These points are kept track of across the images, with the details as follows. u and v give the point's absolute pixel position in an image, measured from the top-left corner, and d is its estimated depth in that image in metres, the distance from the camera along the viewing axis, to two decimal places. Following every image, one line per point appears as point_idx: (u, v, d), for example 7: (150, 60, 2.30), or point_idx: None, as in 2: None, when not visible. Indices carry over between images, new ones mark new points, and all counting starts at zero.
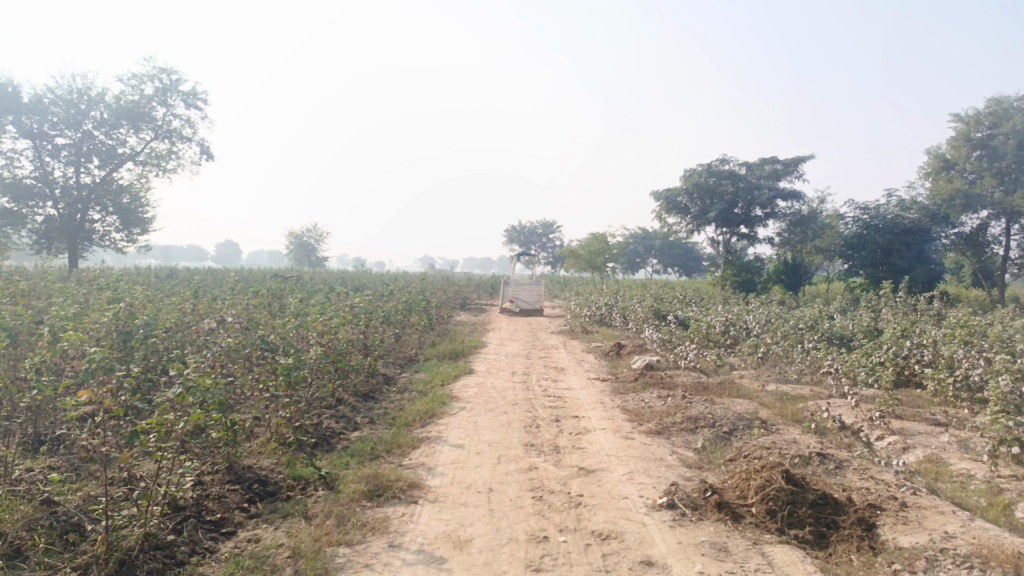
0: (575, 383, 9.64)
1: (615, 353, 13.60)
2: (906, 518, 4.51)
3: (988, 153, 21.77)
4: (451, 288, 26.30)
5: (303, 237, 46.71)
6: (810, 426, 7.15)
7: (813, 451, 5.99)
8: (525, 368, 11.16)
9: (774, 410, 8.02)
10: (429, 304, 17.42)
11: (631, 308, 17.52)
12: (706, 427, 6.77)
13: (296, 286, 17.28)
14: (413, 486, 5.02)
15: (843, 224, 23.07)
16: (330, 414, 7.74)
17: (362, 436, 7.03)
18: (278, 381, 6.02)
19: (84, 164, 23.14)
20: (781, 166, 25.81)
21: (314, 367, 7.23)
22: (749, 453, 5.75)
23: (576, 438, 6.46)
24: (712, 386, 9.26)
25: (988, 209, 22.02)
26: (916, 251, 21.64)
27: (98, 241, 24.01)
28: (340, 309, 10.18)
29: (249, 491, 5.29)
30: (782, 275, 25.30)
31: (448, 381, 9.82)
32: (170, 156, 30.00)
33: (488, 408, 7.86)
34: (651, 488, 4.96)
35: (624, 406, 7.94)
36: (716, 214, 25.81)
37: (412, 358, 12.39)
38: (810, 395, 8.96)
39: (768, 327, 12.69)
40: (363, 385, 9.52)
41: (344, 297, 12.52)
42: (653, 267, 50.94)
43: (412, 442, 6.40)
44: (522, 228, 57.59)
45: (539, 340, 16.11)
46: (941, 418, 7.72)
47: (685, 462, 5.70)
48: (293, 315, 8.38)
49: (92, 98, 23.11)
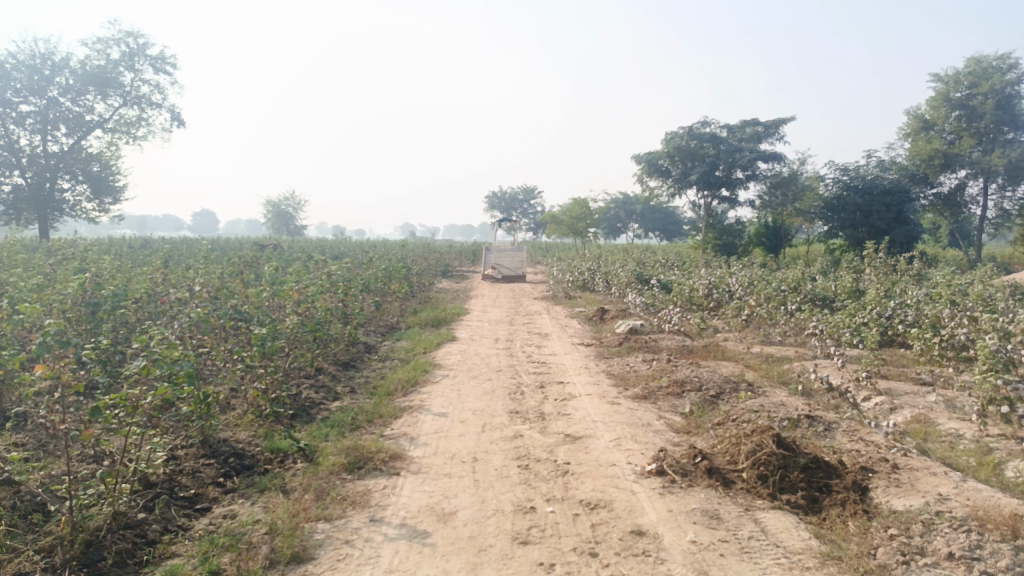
0: (559, 349, 9.50)
1: (598, 319, 13.47)
2: (898, 481, 4.43)
3: (967, 113, 21.72)
4: (432, 255, 26.01)
5: (281, 205, 45.94)
6: (797, 388, 7.07)
7: (802, 413, 5.90)
8: (508, 334, 11.00)
9: (760, 372, 7.94)
10: (410, 271, 17.16)
11: (613, 273, 17.38)
12: (692, 391, 6.67)
13: (274, 255, 16.93)
14: (395, 458, 4.87)
15: (823, 186, 22.97)
16: (309, 384, 7.54)
17: (342, 406, 6.85)
18: (251, 350, 5.80)
19: (51, 132, 22.38)
20: (762, 129, 25.63)
21: (290, 336, 7.01)
22: (737, 417, 5.65)
23: (562, 404, 6.33)
24: (697, 350, 9.17)
25: (966, 169, 22.01)
26: (895, 212, 21.64)
27: (68, 211, 23.35)
28: (317, 277, 9.92)
29: (224, 466, 5.11)
30: (762, 238, 25.29)
31: (430, 349, 9.64)
32: (140, 123, 29.14)
33: (471, 375, 7.70)
34: (640, 454, 4.84)
35: (609, 371, 7.82)
36: (697, 177, 25.62)
37: (393, 326, 12.18)
38: (795, 357, 8.90)
39: (751, 289, 12.61)
40: (343, 354, 9.32)
41: (322, 265, 12.24)
42: (634, 232, 50.87)
43: (394, 412, 6.23)
44: (503, 194, 57.16)
45: (522, 306, 15.96)
46: (926, 378, 7.69)
47: (673, 427, 5.59)
48: (268, 284, 8.12)
49: (56, 62, 22.24)
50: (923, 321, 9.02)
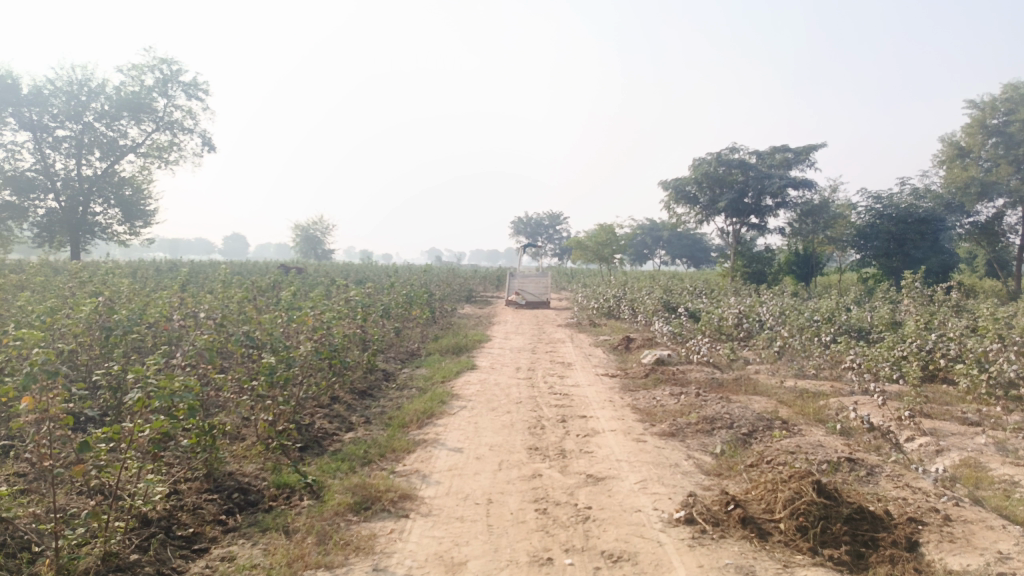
0: (583, 379, 9.17)
1: (624, 348, 13.11)
2: (952, 535, 4.04)
3: (1004, 140, 21.11)
4: (457, 280, 25.85)
5: (310, 229, 46.34)
6: (835, 427, 6.67)
7: (842, 455, 5.52)
8: (530, 363, 10.69)
9: (794, 409, 7.55)
10: (432, 297, 17.00)
11: (639, 300, 17.02)
12: (723, 429, 6.31)
13: (297, 280, 16.88)
14: (405, 498, 4.59)
15: (855, 214, 22.43)
16: (323, 415, 7.32)
17: (356, 438, 6.60)
18: (259, 382, 5.58)
19: (85, 156, 22.77)
20: (792, 155, 25.19)
21: (304, 364, 6.82)
22: (772, 459, 5.28)
23: (584, 440, 6.01)
24: (727, 383, 8.77)
25: (1004, 197, 21.33)
26: (930, 241, 21.02)
27: (100, 234, 23.65)
28: (335, 303, 9.74)
29: (228, 502, 4.87)
30: (793, 266, 24.76)
31: (449, 378, 9.37)
32: (172, 148, 29.62)
33: (490, 407, 7.41)
34: (668, 500, 4.50)
35: (635, 405, 7.47)
36: (725, 204, 25.26)
37: (414, 353, 11.95)
38: (831, 393, 8.48)
39: (782, 319, 12.17)
40: (361, 382, 9.10)
41: (344, 289, 12.10)
42: (661, 258, 50.36)
43: (408, 446, 5.95)
44: (529, 220, 57.16)
45: (546, 333, 15.65)
46: (973, 417, 7.22)
47: (702, 468, 5.24)
48: (283, 310, 7.95)
49: (93, 89, 22.68)
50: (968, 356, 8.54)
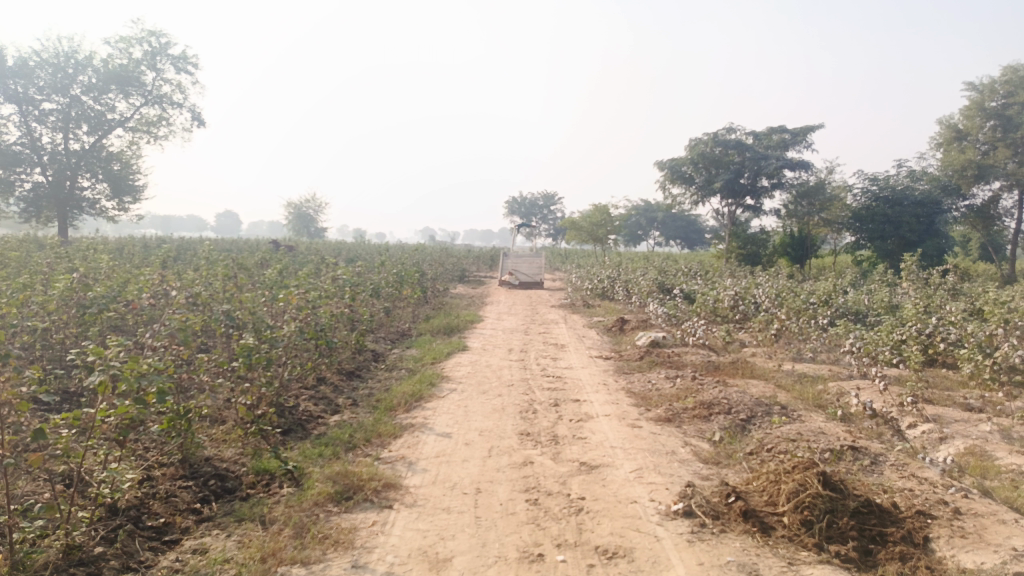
0: (576, 362, 8.95)
1: (618, 330, 12.90)
2: (963, 530, 3.84)
3: (1002, 122, 20.85)
4: (449, 260, 25.58)
5: (302, 207, 45.90)
6: (835, 413, 6.48)
7: (844, 443, 5.32)
8: (523, 345, 10.47)
9: (793, 394, 7.35)
10: (424, 276, 16.74)
11: (634, 281, 16.79)
12: (721, 415, 6.10)
13: (287, 258, 16.56)
14: (389, 487, 4.37)
15: (851, 196, 22.21)
16: (308, 397, 7.10)
17: (341, 422, 6.40)
18: (238, 363, 5.39)
19: (73, 130, 22.29)
20: (790, 136, 24.87)
21: (288, 343, 6.61)
22: (773, 447, 5.08)
23: (577, 426, 5.79)
24: (724, 367, 8.57)
25: (1001, 180, 21.11)
26: (925, 224, 20.84)
27: (88, 210, 23.21)
28: (322, 282, 9.49)
29: (203, 489, 4.65)
30: (788, 248, 24.54)
31: (439, 359, 9.14)
32: (161, 123, 29.08)
33: (481, 390, 7.18)
34: (664, 490, 4.29)
35: (630, 389, 7.26)
36: (721, 184, 24.95)
37: (404, 334, 11.70)
38: (830, 377, 8.28)
39: (779, 302, 11.97)
40: (348, 362, 8.86)
41: (333, 268, 11.82)
42: (655, 240, 50.09)
43: (394, 431, 5.73)
44: (523, 200, 56.77)
45: (539, 314, 15.42)
46: (974, 403, 7.04)
47: (700, 456, 5.03)
48: (268, 288, 7.73)
49: (80, 61, 22.15)
50: (970, 340, 8.34)
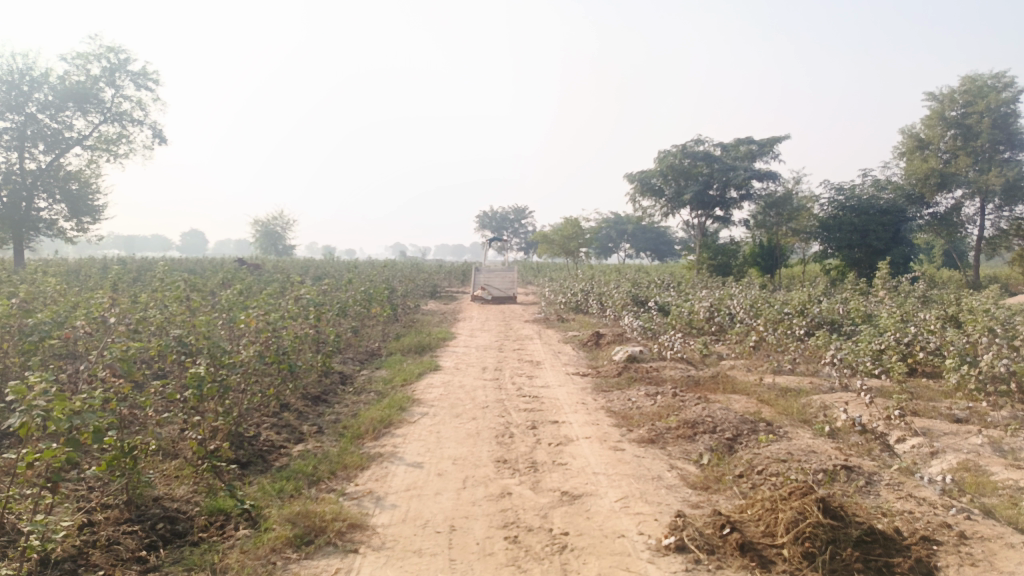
0: (553, 380, 8.65)
1: (593, 345, 12.62)
2: (973, 557, 3.60)
3: (963, 131, 21.19)
4: (420, 276, 25.18)
5: (270, 224, 45.16)
6: (822, 428, 6.26)
7: (837, 462, 5.07)
8: (497, 363, 10.14)
9: (777, 409, 7.11)
10: (394, 293, 16.34)
11: (607, 295, 16.57)
12: (706, 434, 5.84)
13: (251, 278, 16.04)
14: (355, 528, 4.00)
15: (818, 206, 22.36)
16: (269, 425, 6.70)
17: (305, 452, 6.02)
18: (187, 393, 5.06)
19: (29, 149, 21.53)
20: (757, 147, 24.99)
21: (246, 369, 6.27)
22: (764, 469, 4.82)
23: (556, 450, 5.47)
24: (704, 381, 8.32)
25: (962, 188, 21.36)
26: (892, 232, 21.02)
27: (44, 231, 22.39)
28: (286, 302, 9.08)
29: (150, 534, 4.23)
30: (758, 258, 24.56)
31: (410, 380, 8.75)
32: (121, 141, 28.33)
33: (454, 413, 6.83)
34: (653, 522, 3.99)
35: (609, 408, 6.97)
36: (691, 196, 24.98)
37: (374, 354, 11.29)
38: (812, 390, 8.09)
39: (754, 313, 11.80)
40: (314, 387, 8.45)
41: (297, 287, 11.40)
42: (626, 252, 50.21)
43: (362, 462, 5.35)
44: (493, 214, 56.59)
45: (512, 330, 15.11)
46: (960, 414, 6.88)
47: (687, 481, 4.75)
48: (225, 310, 7.35)
49: (35, 78, 21.44)
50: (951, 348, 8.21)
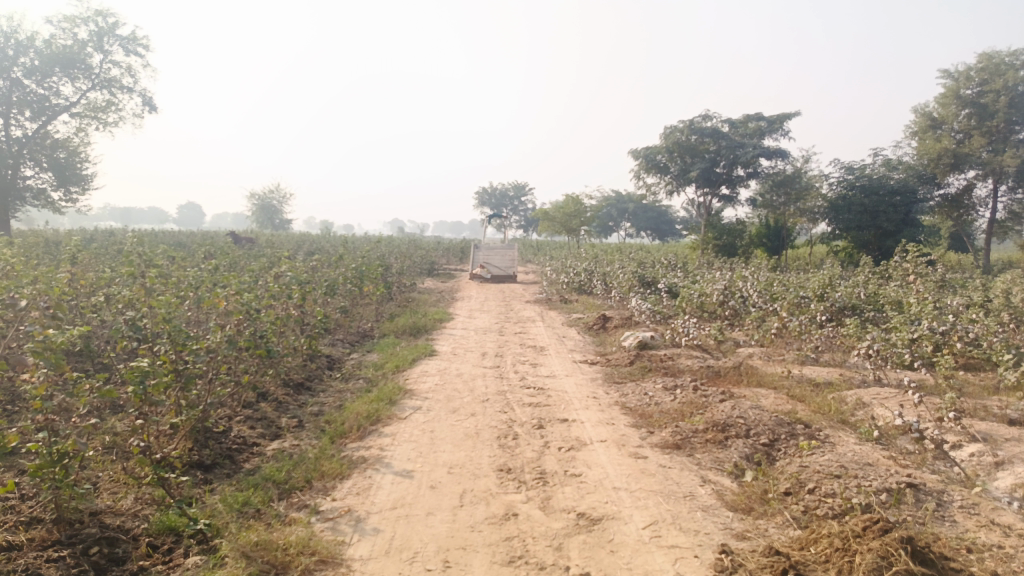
0: (559, 369, 7.88)
1: (600, 329, 11.89)
2: None
3: (978, 111, 20.20)
4: (417, 252, 24.39)
5: (267, 198, 44.27)
6: (868, 432, 5.52)
7: (900, 478, 4.32)
8: (498, 348, 9.38)
9: (810, 408, 6.37)
10: (389, 271, 15.55)
11: (613, 275, 15.78)
12: (740, 438, 5.10)
13: (240, 252, 15.19)
14: (327, 565, 3.26)
15: (826, 185, 21.47)
16: (242, 419, 5.96)
17: (280, 453, 5.30)
18: (128, 391, 4.23)
19: (14, 116, 20.54)
20: (766, 124, 24.00)
21: (214, 356, 5.54)
22: (816, 489, 4.08)
23: (568, 457, 4.73)
24: (726, 373, 7.57)
25: (975, 169, 20.45)
26: (902, 213, 20.07)
27: (31, 201, 21.46)
28: (267, 279, 8.28)
29: (81, 562, 3.47)
30: (763, 239, 23.63)
31: (403, 367, 7.97)
32: (110, 109, 27.28)
33: (450, 408, 6.06)
34: (694, 560, 3.25)
35: (625, 404, 6.22)
36: (697, 173, 24.09)
37: (365, 335, 10.54)
38: (843, 385, 7.34)
39: (770, 297, 11.01)
40: (298, 372, 7.71)
41: (283, 262, 10.62)
42: (626, 231, 49.42)
43: (342, 469, 4.59)
44: (493, 191, 55.66)
45: (513, 311, 14.33)
46: (1016, 415, 6.13)
47: (726, 503, 4.01)
48: (193, 287, 6.58)
49: (20, 41, 20.36)
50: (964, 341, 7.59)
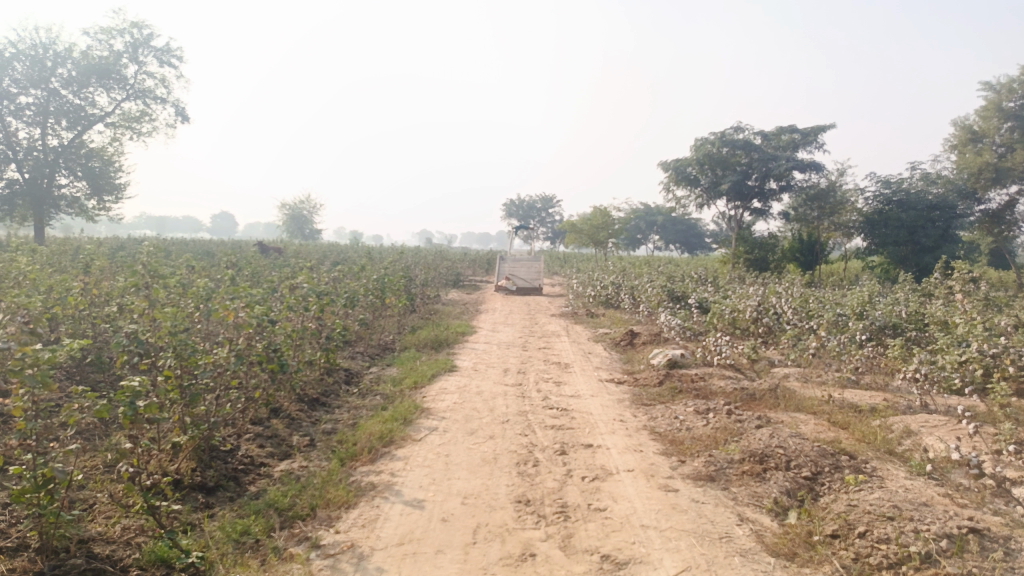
0: (584, 388, 7.52)
1: (627, 345, 11.49)
2: None
3: (1022, 124, 19.53)
4: (443, 263, 24.19)
5: (297, 208, 44.56)
6: (920, 466, 5.07)
7: (961, 522, 3.89)
8: (521, 364, 9.04)
9: (854, 437, 5.93)
10: (412, 282, 15.31)
11: (640, 289, 15.36)
12: (778, 471, 4.70)
13: (264, 262, 15.06)
14: None
15: (862, 199, 20.83)
16: (250, 437, 5.71)
17: (287, 476, 5.01)
18: (117, 412, 3.86)
19: (51, 125, 20.81)
20: (799, 136, 23.44)
21: (221, 372, 5.31)
22: (868, 533, 3.68)
23: (593, 488, 4.38)
24: (761, 396, 7.13)
25: (1018, 184, 19.67)
26: (941, 228, 19.53)
27: (65, 209, 21.69)
28: (283, 291, 8.04)
29: None
30: (796, 253, 22.98)
31: (422, 384, 7.67)
32: (144, 119, 27.62)
33: (468, 429, 5.74)
34: None
35: (654, 429, 5.84)
36: (728, 186, 23.57)
37: (386, 349, 10.28)
38: (888, 411, 6.87)
39: (806, 314, 10.52)
40: (314, 387, 7.45)
41: (304, 273, 10.40)
42: (655, 244, 48.84)
43: (349, 496, 4.30)
44: (520, 203, 55.47)
45: (538, 325, 14.00)
46: None
47: (766, 547, 3.63)
48: (201, 298, 6.40)
49: (58, 53, 20.67)
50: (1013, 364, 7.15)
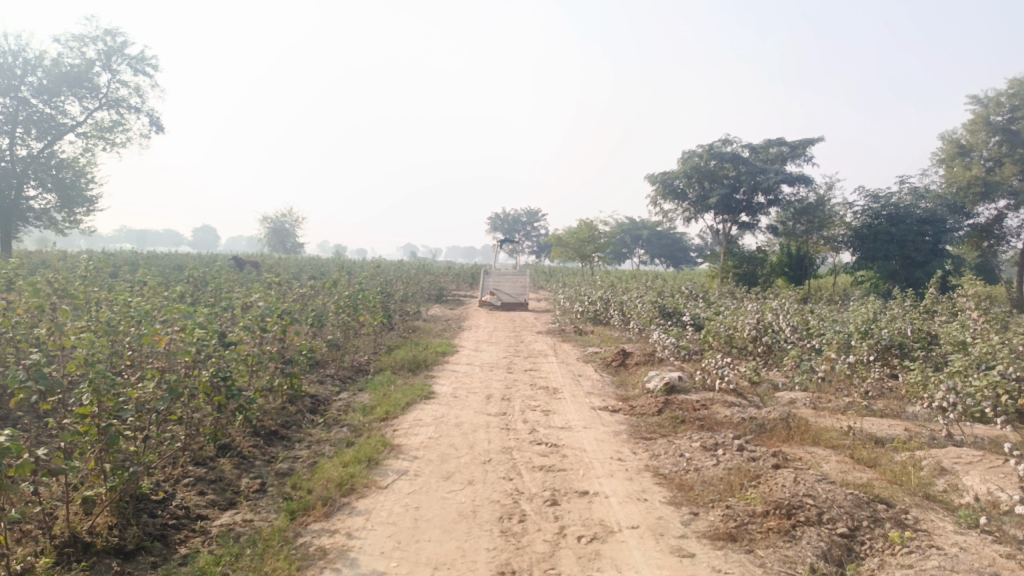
0: (575, 418, 6.76)
1: (618, 367, 10.75)
2: None
3: (1009, 138, 18.96)
4: (426, 278, 23.35)
5: (279, 221, 43.58)
6: (969, 517, 4.34)
7: None
8: (505, 390, 8.25)
9: (883, 477, 5.20)
10: (390, 298, 14.47)
11: (630, 305, 14.65)
12: (811, 528, 3.94)
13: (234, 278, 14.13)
14: None
15: (850, 213, 20.32)
16: (190, 482, 4.88)
17: (226, 533, 4.18)
18: None
19: (20, 135, 19.84)
20: (788, 149, 22.95)
21: (150, 408, 4.48)
22: None
23: (593, 553, 3.62)
24: (772, 427, 6.40)
25: (1007, 198, 19.19)
26: (930, 243, 18.92)
27: (33, 222, 20.64)
28: (238, 311, 7.20)
29: None
30: (784, 267, 22.25)
31: (394, 415, 6.87)
32: (117, 129, 26.65)
33: (444, 473, 4.95)
34: None
35: (659, 471, 5.07)
36: (716, 200, 22.97)
37: (359, 371, 9.45)
38: (913, 442, 6.14)
39: (807, 332, 9.84)
40: (273, 418, 6.62)
41: (269, 290, 9.54)
42: (641, 257, 48.33)
43: (292, 570, 3.48)
44: (505, 216, 54.86)
45: (523, 343, 13.21)
46: None
47: None
48: (135, 320, 5.60)
49: (28, 60, 19.76)
50: None
